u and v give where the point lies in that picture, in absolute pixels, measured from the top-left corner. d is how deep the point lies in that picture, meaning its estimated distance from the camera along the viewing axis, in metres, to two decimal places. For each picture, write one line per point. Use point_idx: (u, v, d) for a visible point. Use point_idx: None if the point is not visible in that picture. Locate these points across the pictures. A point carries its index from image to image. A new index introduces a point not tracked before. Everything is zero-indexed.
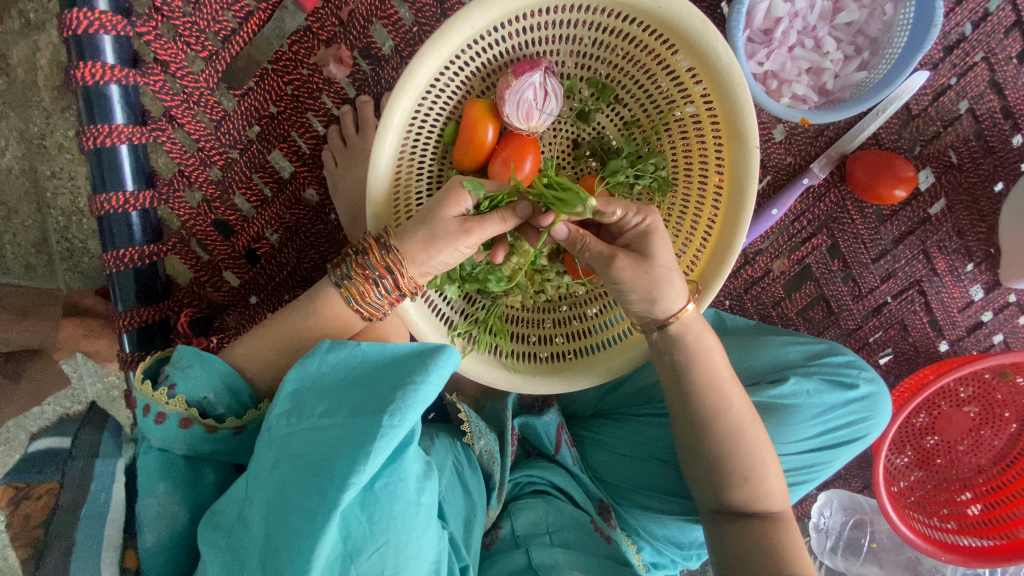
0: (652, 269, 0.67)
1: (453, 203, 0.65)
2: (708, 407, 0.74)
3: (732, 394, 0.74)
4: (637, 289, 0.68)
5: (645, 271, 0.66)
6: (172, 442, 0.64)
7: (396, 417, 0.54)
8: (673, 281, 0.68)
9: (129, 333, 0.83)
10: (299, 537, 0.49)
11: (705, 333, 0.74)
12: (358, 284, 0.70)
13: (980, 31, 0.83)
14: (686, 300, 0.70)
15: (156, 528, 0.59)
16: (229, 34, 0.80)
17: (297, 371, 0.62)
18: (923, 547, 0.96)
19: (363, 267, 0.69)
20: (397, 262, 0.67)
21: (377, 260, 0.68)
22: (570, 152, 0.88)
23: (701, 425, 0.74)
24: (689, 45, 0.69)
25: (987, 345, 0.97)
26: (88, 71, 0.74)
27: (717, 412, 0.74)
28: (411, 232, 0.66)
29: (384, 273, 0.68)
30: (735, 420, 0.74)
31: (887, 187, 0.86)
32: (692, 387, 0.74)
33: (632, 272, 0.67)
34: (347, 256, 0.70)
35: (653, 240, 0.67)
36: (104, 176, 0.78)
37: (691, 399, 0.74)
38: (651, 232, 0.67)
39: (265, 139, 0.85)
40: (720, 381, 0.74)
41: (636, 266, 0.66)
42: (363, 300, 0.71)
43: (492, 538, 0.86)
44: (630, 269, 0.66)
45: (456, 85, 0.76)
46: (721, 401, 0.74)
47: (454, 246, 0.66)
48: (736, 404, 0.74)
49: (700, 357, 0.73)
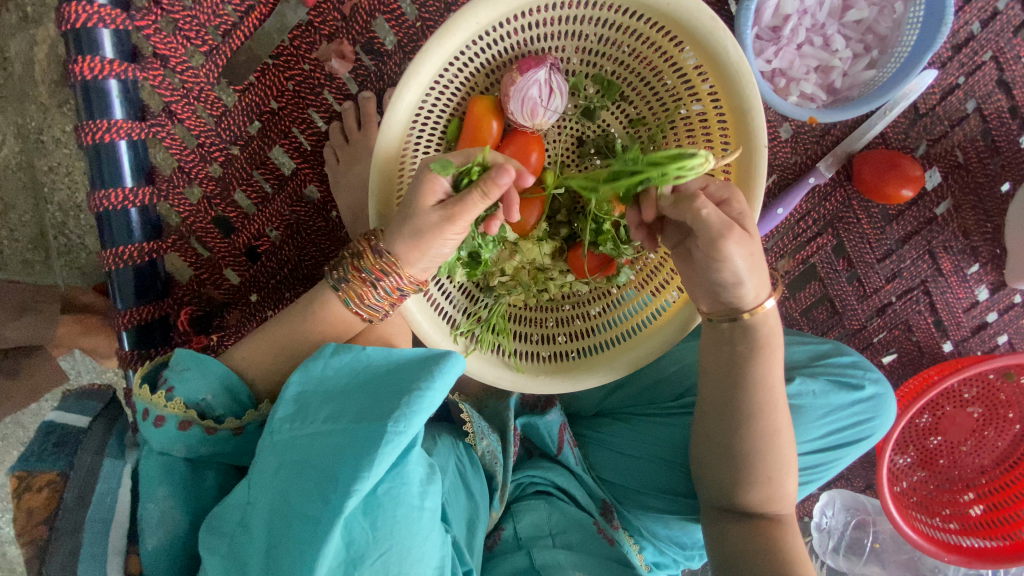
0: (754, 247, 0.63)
1: (429, 191, 0.61)
2: (752, 410, 0.72)
3: (778, 399, 0.72)
4: (732, 270, 0.63)
5: (750, 247, 0.63)
6: (172, 445, 0.63)
7: (400, 422, 0.53)
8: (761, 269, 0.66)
9: (128, 330, 0.82)
10: (302, 542, 0.49)
11: (777, 331, 0.71)
12: (356, 286, 0.69)
13: (989, 29, 0.83)
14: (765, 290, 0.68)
15: (154, 532, 0.59)
16: (229, 28, 0.79)
17: (301, 374, 0.61)
18: (925, 548, 0.96)
19: (359, 270, 0.68)
20: (387, 262, 0.66)
21: (372, 262, 0.67)
22: (574, 149, 0.87)
23: (742, 427, 0.72)
24: (697, 42, 0.68)
25: (992, 346, 0.97)
26: (87, 65, 0.73)
27: (757, 416, 0.72)
28: (397, 232, 0.64)
29: (379, 276, 0.67)
30: (775, 427, 0.72)
31: (893, 187, 0.85)
32: (736, 388, 0.72)
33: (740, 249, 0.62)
34: (343, 258, 0.70)
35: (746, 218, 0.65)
36: (103, 172, 0.77)
37: (738, 400, 0.72)
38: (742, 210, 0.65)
39: (266, 135, 0.84)
40: (771, 380, 0.72)
41: (745, 239, 0.62)
42: (363, 302, 0.70)
43: (494, 541, 0.85)
44: (740, 242, 0.61)
45: (460, 82, 0.75)
46: (764, 403, 0.72)
47: (443, 235, 0.63)
48: (780, 408, 0.73)
49: (758, 360, 0.70)
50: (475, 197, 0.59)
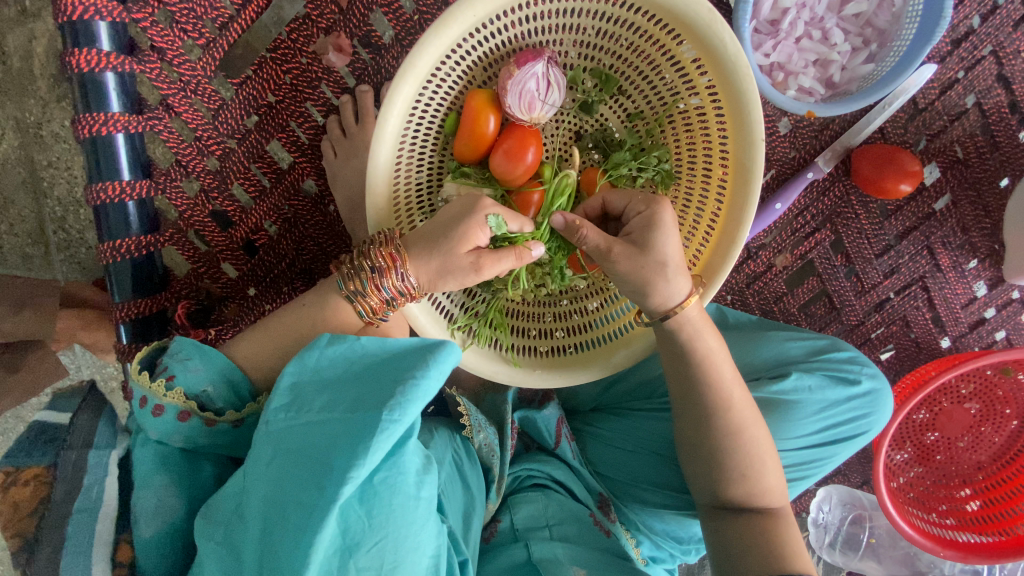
0: (647, 262, 0.67)
1: (470, 241, 0.67)
2: (711, 405, 0.73)
3: (732, 393, 0.74)
4: (632, 282, 0.68)
5: (640, 263, 0.67)
6: (170, 436, 0.63)
7: (395, 410, 0.53)
8: (670, 278, 0.68)
9: (126, 323, 0.83)
10: (297, 531, 0.49)
11: (709, 332, 0.73)
12: (369, 299, 0.69)
13: (989, 24, 0.82)
14: (688, 291, 0.70)
15: (150, 522, 0.59)
16: (226, 21, 0.78)
17: (296, 364, 0.61)
18: (921, 543, 0.96)
19: (376, 285, 0.67)
20: (411, 281, 0.67)
21: (395, 282, 0.67)
22: (572, 144, 0.87)
23: (705, 423, 0.74)
24: (696, 35, 0.68)
25: (989, 341, 0.97)
26: (82, 58, 0.72)
27: (719, 413, 0.73)
28: (425, 260, 0.67)
29: (397, 292, 0.68)
30: (737, 423, 0.73)
31: (892, 181, 0.85)
32: (693, 384, 0.74)
33: (629, 264, 0.67)
34: (359, 268, 0.67)
35: (654, 230, 0.67)
36: (99, 165, 0.77)
37: (698, 396, 0.74)
38: (654, 221, 0.67)
39: (263, 128, 0.83)
40: (717, 375, 0.73)
41: (631, 257, 0.67)
42: (373, 311, 0.70)
43: (491, 532, 0.86)
44: (626, 259, 0.67)
45: (457, 75, 0.75)
46: (720, 398, 0.73)
47: (463, 279, 0.69)
48: (739, 403, 0.74)
49: (698, 359, 0.73)
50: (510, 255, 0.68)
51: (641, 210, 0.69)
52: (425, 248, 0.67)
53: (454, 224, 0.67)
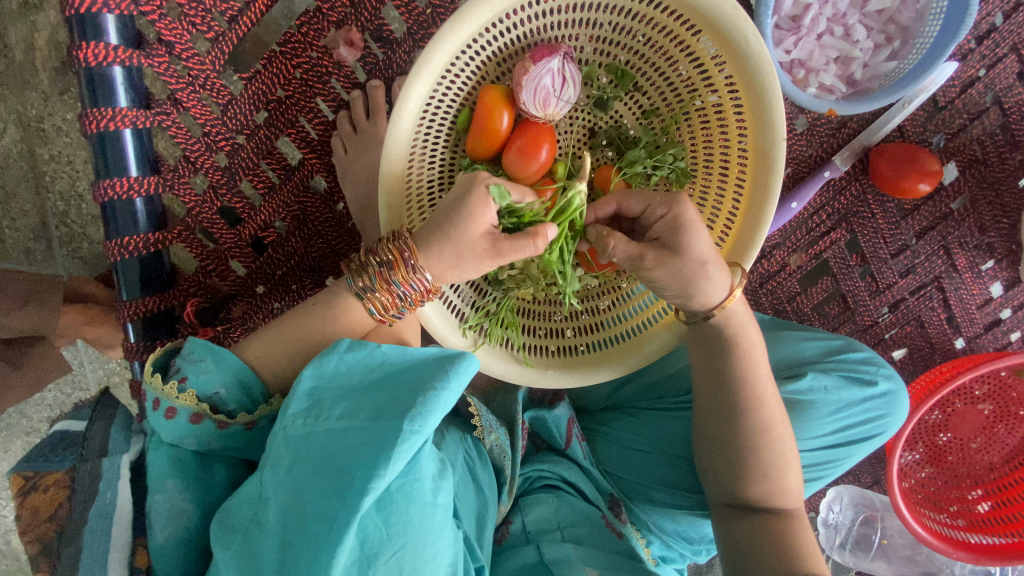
0: (683, 265, 0.64)
1: (481, 221, 0.64)
2: (734, 407, 0.73)
3: (765, 391, 0.73)
4: (669, 284, 0.66)
5: (675, 267, 0.64)
6: (182, 438, 0.62)
7: (416, 420, 0.52)
8: (709, 276, 0.65)
9: (134, 322, 0.82)
10: (317, 541, 0.48)
11: (748, 330, 0.72)
12: (381, 296, 0.68)
13: (1011, 21, 0.81)
14: (730, 287, 0.68)
15: (165, 526, 0.58)
16: (236, 15, 0.76)
17: (314, 369, 0.60)
18: (933, 544, 0.95)
19: (387, 281, 0.66)
20: (420, 277, 0.65)
21: (405, 276, 0.65)
22: (586, 141, 0.86)
23: (729, 424, 0.73)
24: (717, 32, 0.67)
25: (1004, 343, 0.96)
26: (90, 52, 0.71)
27: (746, 414, 0.72)
28: (437, 249, 0.65)
29: (409, 288, 0.67)
30: (766, 422, 0.72)
31: (911, 181, 0.84)
32: (721, 384, 0.73)
33: (663, 269, 0.65)
34: (368, 265, 0.67)
35: (682, 233, 0.63)
36: (107, 161, 0.75)
37: (730, 391, 0.73)
38: (682, 223, 0.63)
39: (272, 124, 0.82)
40: (753, 369, 0.72)
41: (664, 262, 0.64)
42: (386, 309, 0.69)
43: (502, 534, 0.85)
44: (660, 266, 0.64)
45: (471, 71, 0.74)
46: (755, 391, 0.72)
47: (479, 264, 0.66)
48: (766, 405, 0.73)
49: (732, 358, 0.72)
50: (526, 240, 0.64)
51: (663, 212, 0.65)
52: (432, 236, 0.65)
53: (456, 206, 0.64)
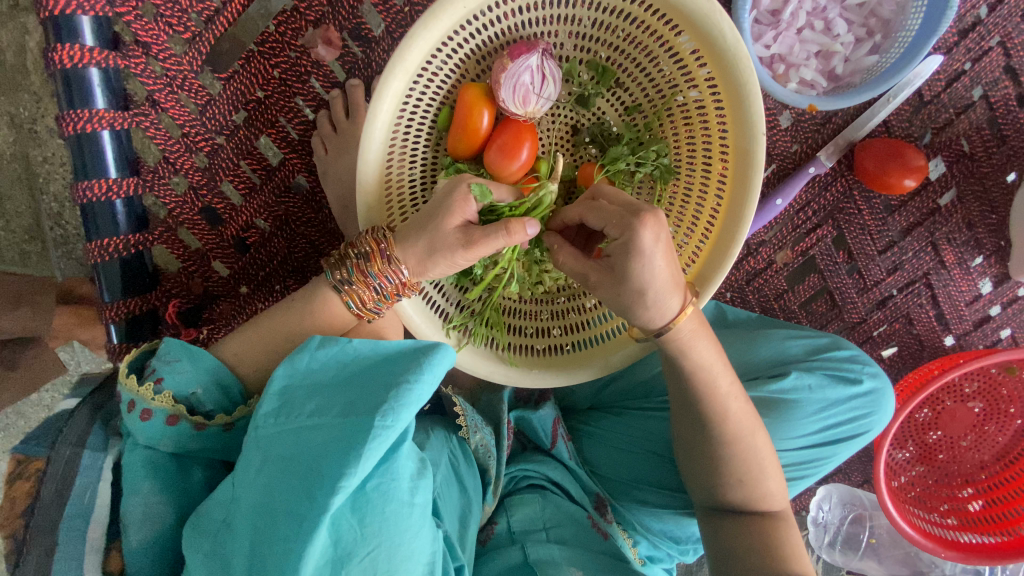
0: (625, 290, 0.63)
1: (457, 214, 0.63)
2: (702, 412, 0.72)
3: (729, 402, 0.71)
4: (612, 305, 0.65)
5: (619, 291, 0.63)
6: (158, 440, 0.62)
7: (388, 417, 0.52)
8: (653, 301, 0.63)
9: (117, 323, 0.82)
10: (287, 542, 0.48)
11: (705, 347, 0.70)
12: (359, 289, 0.68)
13: (996, 14, 0.80)
14: (682, 304, 0.65)
15: (139, 529, 0.58)
16: (212, 15, 0.77)
17: (286, 367, 0.60)
18: (920, 543, 0.95)
19: (363, 273, 0.67)
20: (397, 270, 0.66)
21: (381, 268, 0.66)
22: (568, 138, 0.85)
23: (700, 429, 0.72)
24: (694, 27, 0.66)
25: (994, 340, 0.95)
26: (65, 53, 0.71)
27: (714, 420, 0.71)
28: (412, 241, 0.64)
29: (386, 280, 0.67)
30: (734, 431, 0.71)
31: (896, 176, 0.83)
32: (687, 393, 0.71)
33: (607, 291, 0.64)
34: (346, 256, 0.68)
35: (631, 258, 0.60)
36: (85, 163, 0.76)
37: (693, 400, 0.71)
38: (632, 249, 0.59)
39: (252, 124, 0.82)
40: (717, 380, 0.70)
41: (608, 284, 0.63)
42: (364, 304, 0.69)
43: (487, 535, 0.85)
44: (605, 287, 0.64)
45: (450, 69, 0.73)
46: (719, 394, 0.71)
47: (453, 260, 0.64)
48: (733, 413, 0.71)
49: (693, 368, 0.70)
50: (499, 230, 0.61)
51: (617, 235, 0.61)
52: (411, 229, 0.65)
53: (439, 201, 0.64)
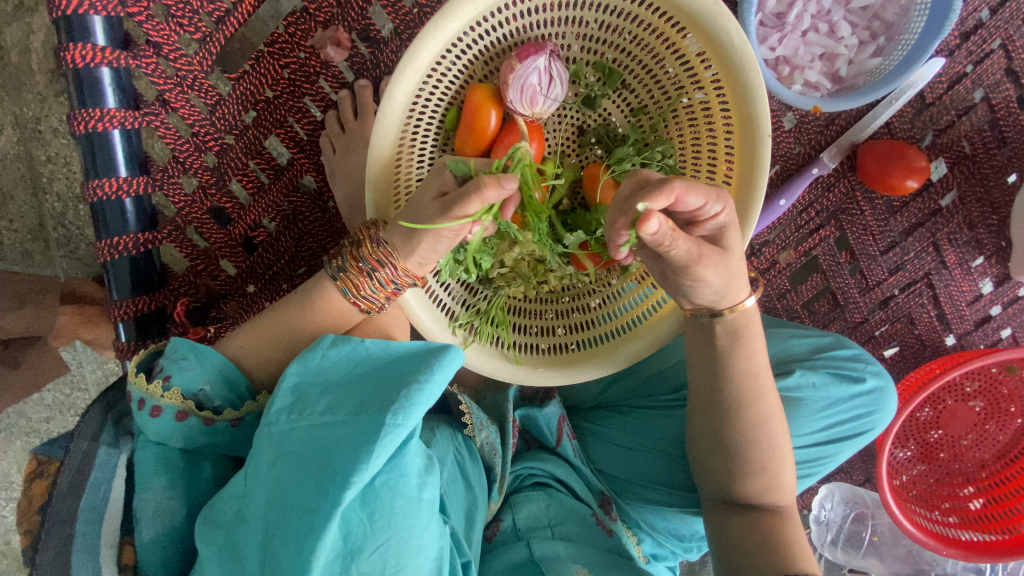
0: (731, 263, 0.59)
1: (433, 186, 0.60)
2: (734, 403, 0.71)
3: (765, 388, 0.71)
4: (714, 285, 0.61)
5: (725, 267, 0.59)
6: (169, 436, 0.63)
7: (399, 414, 0.53)
8: (739, 275, 0.62)
9: (125, 322, 0.82)
10: (299, 535, 0.48)
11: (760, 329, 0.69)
12: (354, 276, 0.69)
13: (998, 17, 0.81)
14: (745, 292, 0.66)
15: (152, 524, 0.58)
16: (222, 15, 0.77)
17: (298, 366, 0.61)
18: (923, 541, 0.95)
19: (357, 260, 0.68)
20: (386, 253, 0.66)
21: (371, 252, 0.67)
22: (574, 139, 0.86)
23: (727, 419, 0.72)
24: (701, 29, 0.67)
25: (995, 339, 0.96)
26: (78, 53, 0.71)
27: (749, 409, 0.71)
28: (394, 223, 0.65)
29: (376, 266, 0.67)
30: (765, 418, 0.72)
31: (898, 177, 0.84)
32: (724, 380, 0.71)
33: (714, 270, 0.59)
34: (343, 247, 0.70)
35: (728, 230, 0.58)
36: (95, 162, 0.76)
37: (729, 390, 0.71)
38: (726, 223, 0.57)
39: (261, 124, 0.82)
40: (738, 377, 0.70)
41: (718, 262, 0.58)
42: (359, 292, 0.70)
43: (493, 532, 0.85)
44: (712, 267, 0.58)
45: (457, 71, 0.74)
46: (750, 392, 0.71)
47: (438, 233, 0.60)
48: (768, 400, 0.72)
49: (741, 354, 0.69)
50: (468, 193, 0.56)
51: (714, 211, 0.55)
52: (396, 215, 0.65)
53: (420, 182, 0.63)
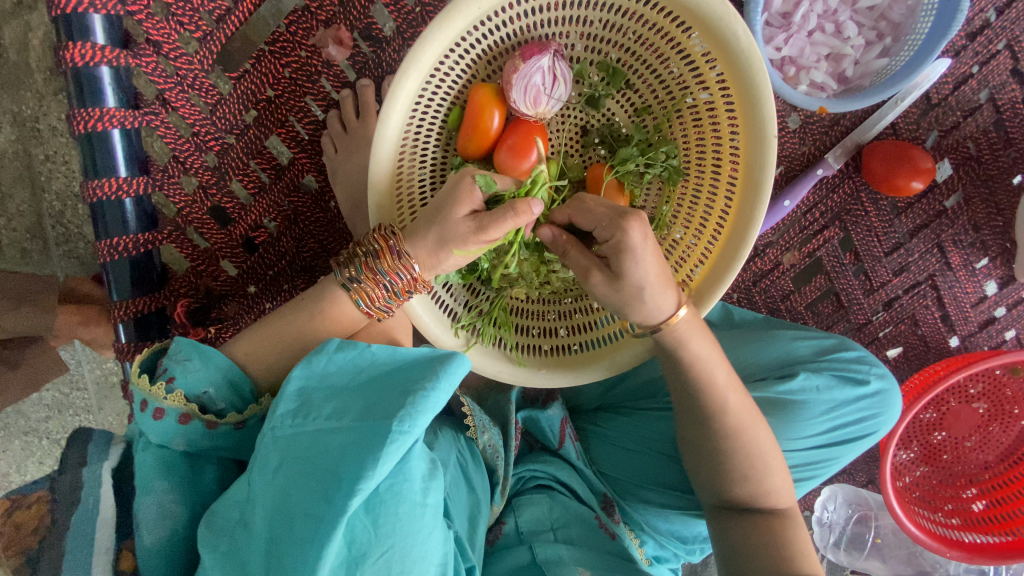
0: (620, 288, 0.64)
1: (465, 202, 0.62)
2: (704, 408, 0.72)
3: (728, 394, 0.71)
4: (611, 303, 0.66)
5: (615, 290, 0.64)
6: (171, 439, 0.62)
7: (405, 421, 0.52)
8: (645, 298, 0.64)
9: (125, 323, 0.81)
10: (304, 542, 0.48)
11: (706, 336, 0.70)
12: (368, 287, 0.68)
13: (1005, 17, 0.81)
14: (675, 305, 0.66)
15: (152, 529, 0.58)
16: (223, 14, 0.77)
17: (303, 369, 0.60)
18: (927, 544, 0.95)
19: (373, 271, 0.67)
20: (408, 265, 0.66)
21: (391, 264, 0.66)
22: (578, 139, 0.85)
23: (704, 424, 0.72)
24: (707, 29, 0.66)
25: (999, 341, 0.96)
26: (77, 52, 0.71)
27: (718, 414, 0.72)
28: (422, 235, 0.65)
29: (396, 277, 0.67)
30: (733, 424, 0.72)
31: (904, 178, 0.83)
32: (689, 387, 0.72)
33: (606, 288, 0.65)
34: (355, 255, 0.67)
35: (622, 257, 0.60)
36: (95, 161, 0.75)
37: (695, 397, 0.72)
38: (623, 249, 0.60)
39: (262, 124, 0.82)
40: (723, 385, 0.71)
41: (607, 285, 0.65)
42: (373, 303, 0.69)
43: (495, 535, 0.85)
44: (604, 286, 0.65)
45: (460, 71, 0.73)
46: (715, 399, 0.71)
47: (465, 246, 0.64)
48: (734, 405, 0.72)
49: (690, 364, 0.70)
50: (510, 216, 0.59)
51: (609, 234, 0.61)
52: (421, 224, 0.65)
53: (444, 194, 0.64)
